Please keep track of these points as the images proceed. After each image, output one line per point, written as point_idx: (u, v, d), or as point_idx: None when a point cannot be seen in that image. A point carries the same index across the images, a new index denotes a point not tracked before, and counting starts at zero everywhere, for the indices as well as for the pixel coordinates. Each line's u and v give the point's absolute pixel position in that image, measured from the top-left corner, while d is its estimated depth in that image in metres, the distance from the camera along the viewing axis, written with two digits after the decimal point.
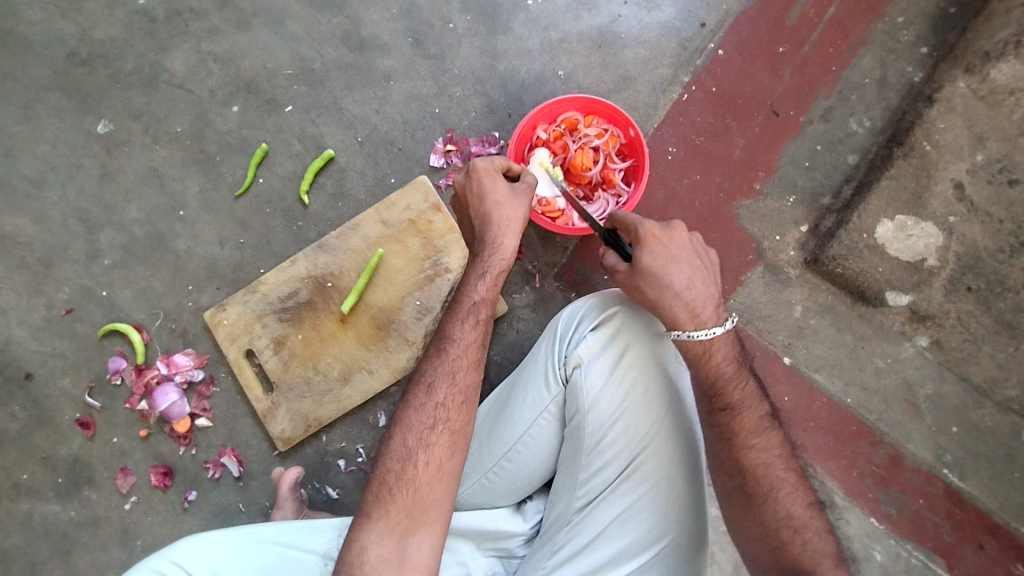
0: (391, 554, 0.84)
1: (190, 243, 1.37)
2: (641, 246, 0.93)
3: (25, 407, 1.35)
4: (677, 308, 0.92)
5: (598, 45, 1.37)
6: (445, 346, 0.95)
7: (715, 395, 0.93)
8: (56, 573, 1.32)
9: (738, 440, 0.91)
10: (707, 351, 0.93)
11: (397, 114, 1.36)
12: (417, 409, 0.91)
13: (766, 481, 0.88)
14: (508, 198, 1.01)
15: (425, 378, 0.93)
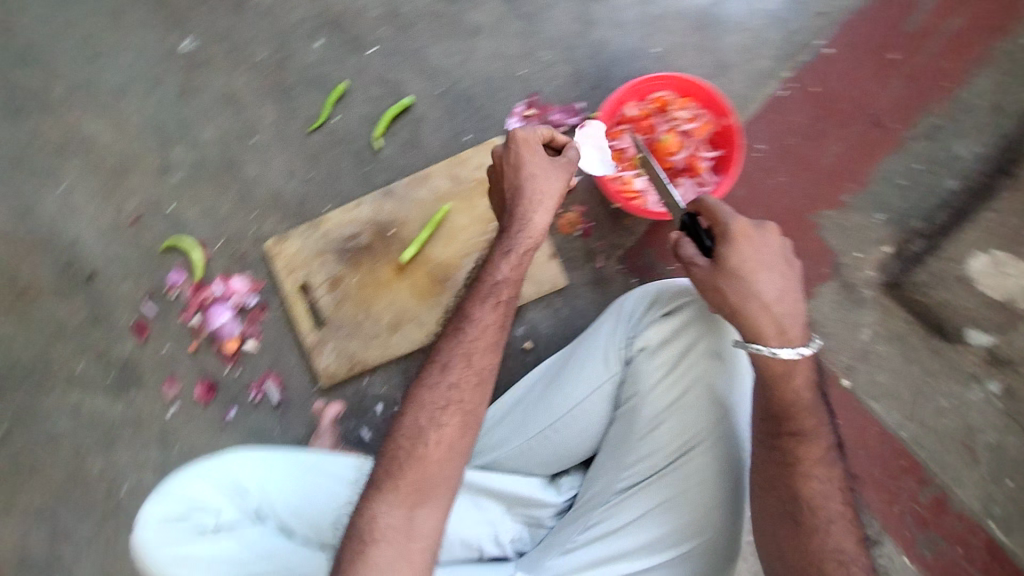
0: (399, 524, 0.84)
1: (258, 170, 1.36)
2: (728, 243, 0.87)
3: (85, 305, 1.39)
4: (765, 321, 0.87)
5: (699, 27, 1.26)
6: (464, 325, 0.95)
7: (787, 419, 0.89)
8: (99, 463, 1.40)
9: (802, 467, 0.88)
10: (789, 372, 0.87)
11: (481, 70, 1.31)
12: (430, 387, 0.91)
13: (822, 513, 0.86)
14: (544, 172, 0.98)
15: (442, 356, 0.93)
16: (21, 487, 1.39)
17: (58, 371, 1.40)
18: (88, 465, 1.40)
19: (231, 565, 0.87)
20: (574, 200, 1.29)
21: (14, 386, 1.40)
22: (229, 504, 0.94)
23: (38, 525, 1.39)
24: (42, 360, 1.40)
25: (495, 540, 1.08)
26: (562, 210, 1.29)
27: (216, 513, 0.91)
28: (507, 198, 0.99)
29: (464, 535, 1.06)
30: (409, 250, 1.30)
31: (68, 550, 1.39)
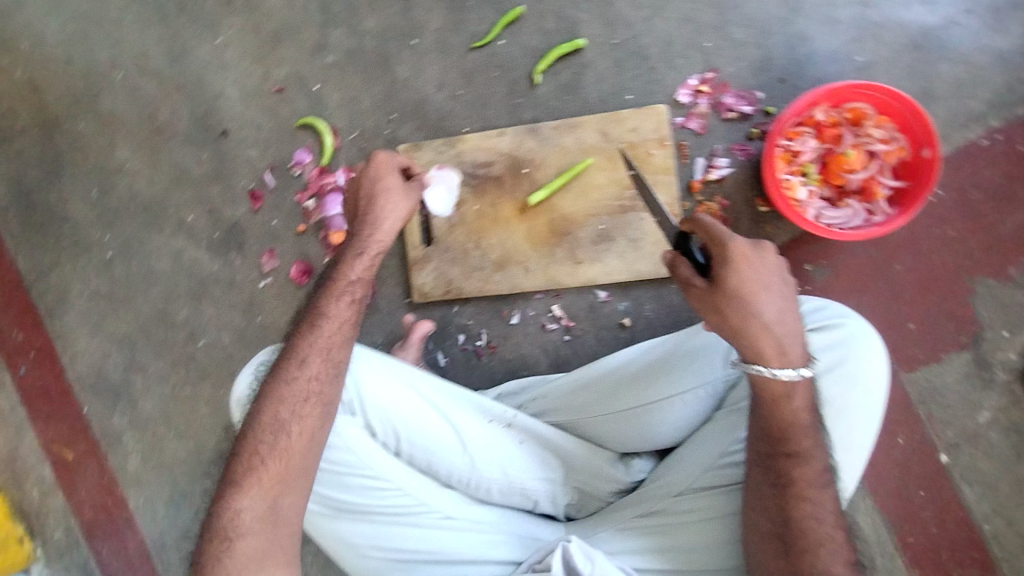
0: (263, 516, 0.86)
1: (410, 74, 1.34)
2: (730, 265, 0.80)
3: (211, 158, 1.43)
4: (766, 343, 0.82)
5: (915, 47, 1.14)
6: (319, 321, 0.97)
7: (784, 439, 0.85)
8: (185, 310, 1.45)
9: (793, 489, 0.85)
10: (789, 393, 0.84)
11: (666, 31, 1.23)
12: (287, 383, 0.93)
13: (811, 536, 0.83)
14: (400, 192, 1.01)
15: (298, 353, 0.95)
16: (113, 311, 1.47)
17: (170, 214, 1.44)
18: (175, 310, 1.45)
19: None
20: (720, 192, 1.21)
21: (130, 218, 1.45)
22: None
23: (118, 350, 1.47)
24: (158, 200, 1.44)
25: (551, 499, 1.08)
26: (704, 198, 1.22)
27: None
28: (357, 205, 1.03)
29: (524, 485, 1.06)
30: (538, 194, 1.26)
31: (139, 382, 1.46)
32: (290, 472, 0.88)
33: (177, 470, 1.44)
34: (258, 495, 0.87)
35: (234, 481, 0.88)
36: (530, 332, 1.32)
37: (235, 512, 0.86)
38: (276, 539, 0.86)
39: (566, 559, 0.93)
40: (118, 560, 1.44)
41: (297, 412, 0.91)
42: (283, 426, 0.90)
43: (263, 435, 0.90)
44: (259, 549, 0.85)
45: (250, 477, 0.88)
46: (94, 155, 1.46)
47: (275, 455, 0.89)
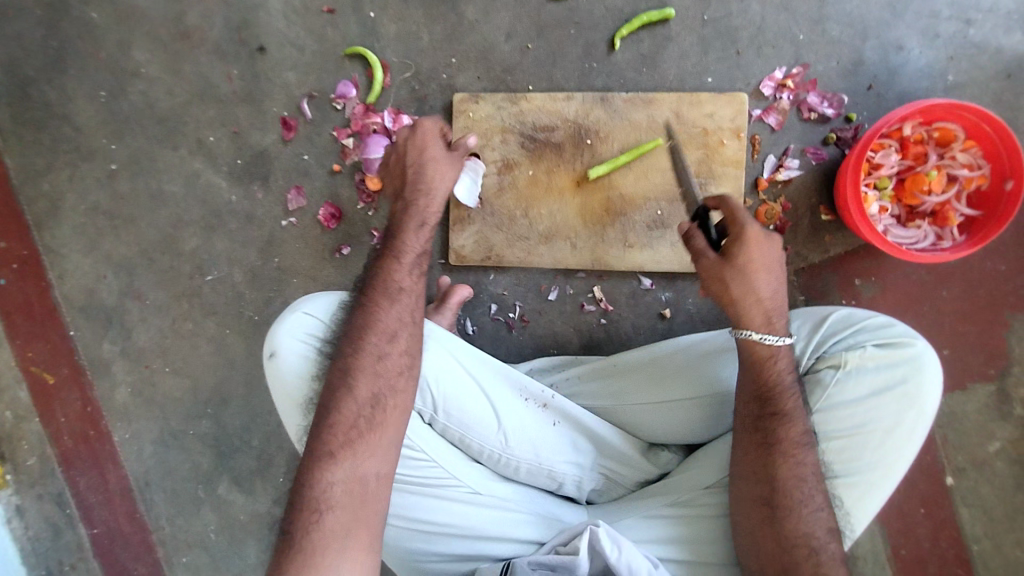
0: (352, 488, 0.81)
1: (479, 17, 1.24)
2: (743, 242, 0.86)
3: (243, 76, 1.30)
4: (757, 312, 0.86)
5: (1006, 74, 1.14)
6: (396, 298, 0.91)
7: (774, 399, 0.85)
8: (194, 239, 1.32)
9: (780, 449, 0.84)
10: (774, 356, 0.86)
11: (758, 16, 1.18)
12: (375, 356, 0.88)
13: (796, 495, 0.82)
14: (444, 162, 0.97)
15: (384, 326, 0.89)
16: (114, 229, 1.34)
17: (189, 131, 1.32)
18: (182, 238, 1.32)
19: None
20: (784, 194, 1.18)
21: (142, 129, 1.33)
22: None
23: (115, 272, 1.34)
24: (177, 113, 1.32)
25: (577, 482, 0.99)
26: (767, 197, 1.18)
27: None
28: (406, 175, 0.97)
29: (553, 466, 0.97)
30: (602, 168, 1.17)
31: (136, 310, 1.34)
32: (382, 446, 0.84)
33: (169, 409, 1.33)
34: (343, 466, 0.82)
35: (327, 450, 0.83)
36: (566, 311, 1.25)
37: (325, 484, 0.80)
38: (360, 514, 0.80)
39: (593, 545, 0.84)
40: (97, 495, 1.35)
41: (388, 385, 0.87)
42: (376, 400, 0.86)
43: (357, 408, 0.85)
44: (345, 523, 0.79)
45: (344, 449, 0.82)
46: (107, 53, 1.33)
47: (369, 428, 0.84)
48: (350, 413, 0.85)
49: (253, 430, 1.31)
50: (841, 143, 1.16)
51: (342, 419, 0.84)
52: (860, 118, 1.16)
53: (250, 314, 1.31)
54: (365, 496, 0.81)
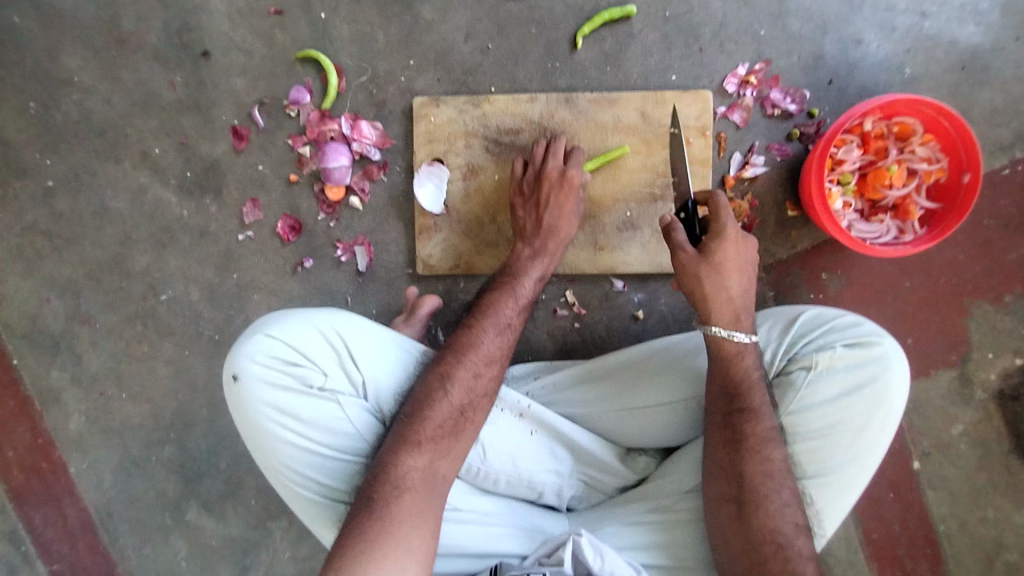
0: (423, 479, 0.79)
1: (436, 17, 1.20)
2: (720, 241, 0.90)
3: (188, 83, 1.22)
4: (725, 308, 0.88)
5: (960, 66, 1.15)
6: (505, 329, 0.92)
7: (740, 394, 0.85)
8: (144, 257, 1.25)
9: (746, 445, 0.84)
10: (741, 352, 0.87)
11: (719, 12, 1.17)
12: (470, 373, 0.86)
13: (762, 489, 0.82)
14: (568, 215, 1.07)
15: (485, 349, 0.89)
16: (55, 250, 1.25)
17: (132, 143, 1.24)
18: (131, 257, 1.25)
19: (327, 435, 0.85)
20: (751, 190, 1.18)
21: (79, 141, 1.24)
22: (338, 370, 0.86)
23: (59, 296, 1.26)
24: (118, 124, 1.24)
25: (557, 491, 0.97)
26: (735, 195, 1.18)
27: (323, 375, 0.85)
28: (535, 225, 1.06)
29: (532, 476, 0.95)
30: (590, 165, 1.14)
31: (85, 335, 1.26)
32: (457, 451, 0.82)
33: (127, 438, 1.26)
34: (425, 454, 0.80)
35: (410, 437, 0.81)
36: (539, 317, 1.23)
37: (401, 466, 0.79)
38: (426, 507, 0.77)
39: (576, 555, 0.83)
40: (56, 529, 1.28)
41: (476, 403, 0.86)
42: (463, 410, 0.84)
43: (447, 410, 0.83)
44: (415, 509, 0.77)
45: (430, 443, 0.81)
46: (36, 61, 1.23)
47: (451, 432, 0.83)
48: (439, 413, 0.83)
49: (219, 454, 1.26)
50: (804, 139, 1.16)
51: (432, 417, 0.83)
52: (823, 113, 1.16)
53: (210, 334, 1.24)
54: (433, 489, 0.79)
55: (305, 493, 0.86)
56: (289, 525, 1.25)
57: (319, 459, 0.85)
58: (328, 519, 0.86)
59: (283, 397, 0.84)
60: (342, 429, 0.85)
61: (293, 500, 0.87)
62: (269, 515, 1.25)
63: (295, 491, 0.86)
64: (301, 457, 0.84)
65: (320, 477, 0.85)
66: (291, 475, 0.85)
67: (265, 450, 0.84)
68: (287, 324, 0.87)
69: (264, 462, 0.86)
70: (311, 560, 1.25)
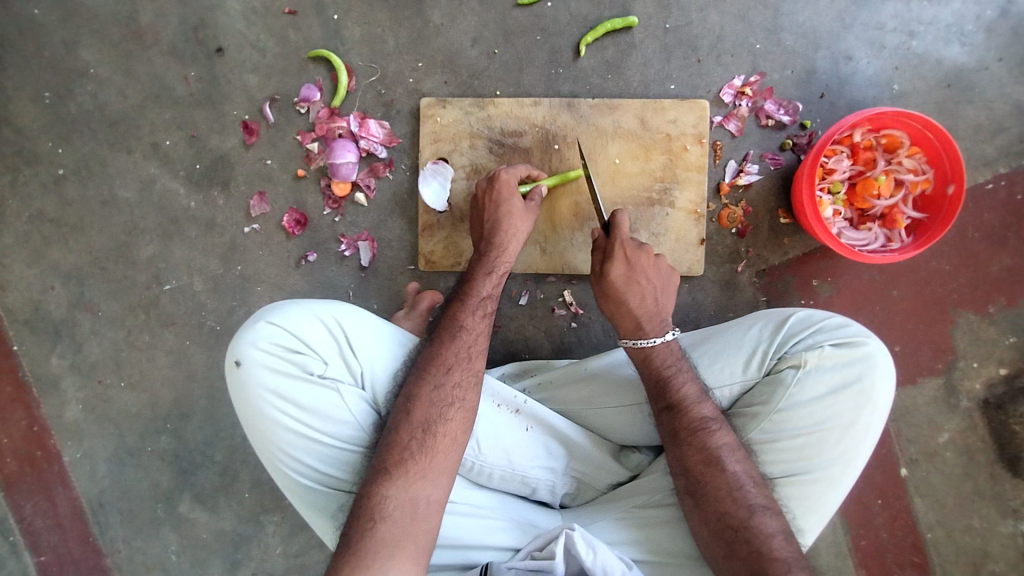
0: (404, 505, 0.80)
1: (445, 22, 1.24)
2: (617, 261, 0.99)
3: (201, 78, 1.26)
4: (629, 320, 0.98)
5: (946, 84, 1.20)
6: (457, 333, 0.93)
7: (660, 393, 0.92)
8: (150, 246, 1.27)
9: (681, 437, 0.89)
10: (648, 355, 0.95)
11: (717, 26, 1.22)
12: (432, 387, 0.87)
13: (710, 477, 0.86)
14: (520, 212, 1.06)
15: (444, 359, 0.90)
16: (62, 237, 1.27)
17: (143, 135, 1.26)
18: (138, 246, 1.27)
19: (327, 423, 0.86)
20: (745, 197, 1.22)
21: (91, 132, 1.27)
22: (338, 359, 0.88)
23: (63, 283, 1.27)
24: (130, 116, 1.26)
25: (550, 487, 0.98)
26: (729, 202, 1.22)
27: (324, 363, 0.87)
28: (486, 229, 1.05)
29: (525, 472, 0.96)
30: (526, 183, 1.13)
31: (88, 322, 1.27)
32: (433, 470, 0.83)
33: (125, 426, 1.27)
34: (398, 482, 0.81)
35: (383, 467, 0.83)
36: (537, 315, 1.25)
37: (382, 497, 0.80)
38: (410, 532, 0.78)
39: (568, 548, 0.84)
40: (45, 519, 1.28)
41: (440, 414, 0.86)
42: (428, 426, 0.85)
43: (409, 431, 0.84)
44: (397, 534, 0.78)
45: (399, 468, 0.82)
46: (53, 52, 1.26)
47: (420, 451, 0.83)
48: (403, 435, 0.84)
49: (216, 445, 1.26)
50: (797, 149, 1.20)
51: (397, 443, 0.84)
52: (815, 126, 1.21)
53: (212, 324, 1.26)
54: (416, 515, 0.80)
55: (302, 480, 0.87)
56: (283, 516, 1.26)
57: (317, 447, 0.86)
58: (325, 508, 0.87)
59: (285, 384, 0.85)
60: (342, 417, 0.86)
61: (291, 487, 0.88)
62: (263, 508, 1.26)
63: (293, 477, 0.87)
64: (301, 444, 0.86)
65: (319, 465, 0.86)
66: (289, 462, 0.86)
67: (265, 437, 0.85)
68: (289, 312, 0.88)
69: (262, 449, 0.87)
70: (303, 556, 1.25)
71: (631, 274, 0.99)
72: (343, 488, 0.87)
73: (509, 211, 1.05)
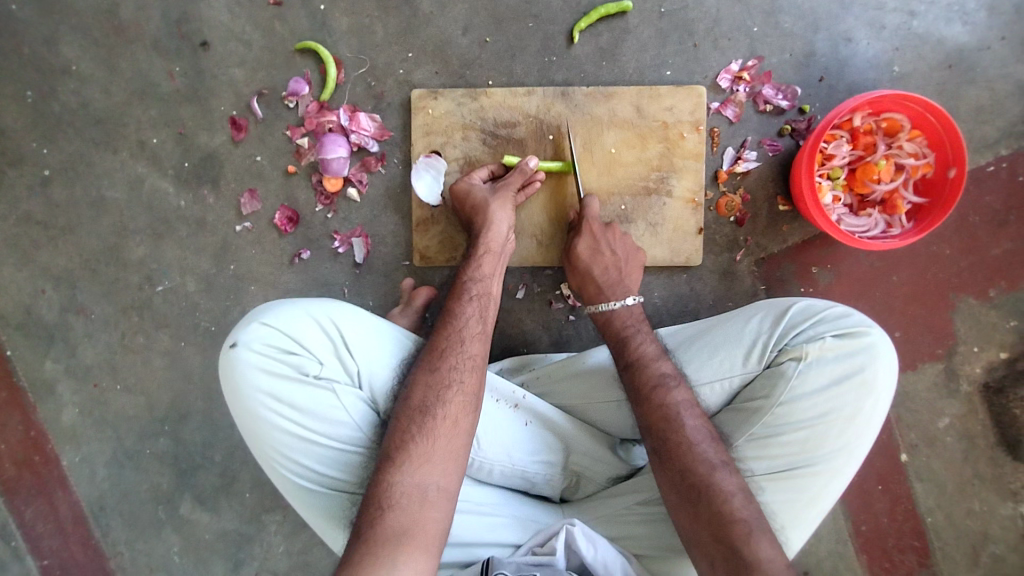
0: (412, 490, 0.79)
1: (435, 10, 1.21)
2: (580, 235, 1.11)
3: (186, 73, 1.23)
4: (590, 285, 1.09)
5: (948, 64, 1.18)
6: (450, 319, 0.95)
7: (620, 352, 0.99)
8: (141, 247, 1.25)
9: (641, 395, 0.92)
10: (609, 317, 1.04)
11: (714, 9, 1.19)
12: (429, 371, 0.88)
13: (671, 433, 0.88)
14: (489, 200, 1.08)
15: (440, 344, 0.91)
16: (51, 240, 1.25)
17: (129, 133, 1.24)
18: (128, 247, 1.25)
19: (324, 424, 0.85)
20: (744, 185, 1.20)
21: (75, 131, 1.24)
22: (334, 359, 0.87)
23: (55, 286, 1.26)
24: (115, 114, 1.24)
25: (550, 482, 0.98)
26: (727, 189, 1.20)
27: (319, 364, 0.85)
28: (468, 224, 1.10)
29: (525, 468, 0.96)
30: (515, 156, 1.17)
31: (81, 325, 1.26)
32: (437, 456, 0.82)
33: (123, 428, 1.27)
34: (405, 471, 0.81)
35: (389, 457, 0.82)
36: (534, 309, 1.24)
37: (390, 484, 0.80)
38: (418, 520, 0.77)
39: (569, 543, 0.84)
40: (47, 523, 1.28)
41: (439, 398, 0.85)
42: (427, 409, 0.85)
43: (410, 416, 0.84)
44: (406, 522, 0.77)
45: (403, 455, 0.82)
46: (32, 50, 1.23)
47: (421, 435, 0.83)
48: (404, 422, 0.84)
49: (215, 444, 1.26)
50: (796, 135, 1.18)
51: (399, 431, 0.84)
52: (813, 110, 1.19)
53: (207, 325, 1.25)
54: (424, 502, 0.79)
55: (301, 482, 0.86)
56: (286, 513, 1.26)
57: (315, 449, 0.85)
58: (326, 507, 0.87)
59: (279, 385, 0.84)
60: (339, 418, 0.85)
61: (288, 488, 0.87)
62: (265, 506, 1.26)
63: (292, 479, 0.86)
64: (298, 445, 0.85)
65: (317, 466, 0.86)
66: (286, 463, 0.85)
67: (260, 439, 0.85)
68: (282, 313, 0.87)
69: (258, 451, 0.86)
70: (306, 552, 1.26)
71: (593, 245, 1.10)
72: (342, 487, 0.87)
73: (481, 207, 1.07)
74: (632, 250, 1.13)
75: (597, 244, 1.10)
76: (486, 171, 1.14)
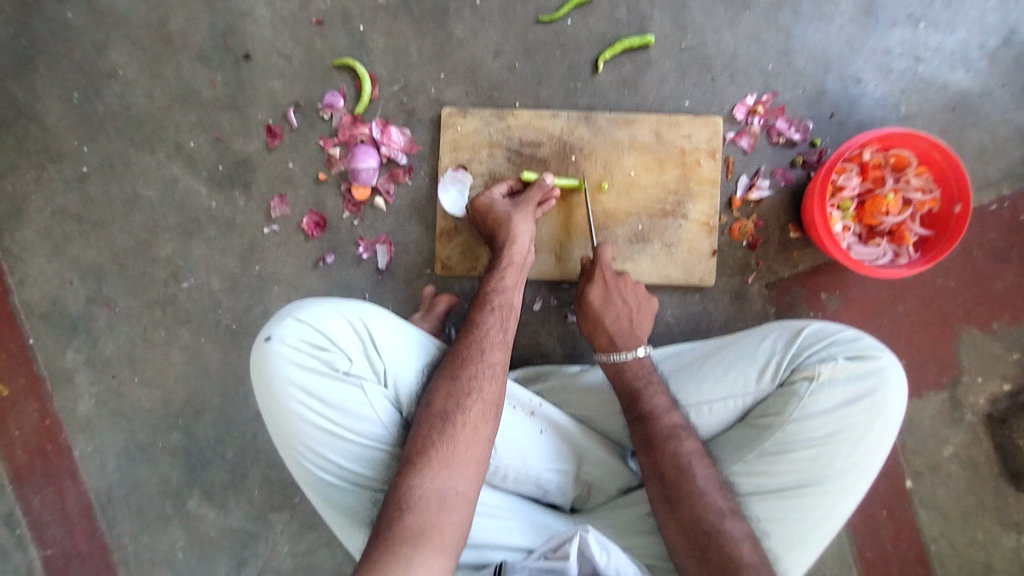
0: (432, 496, 0.80)
1: (468, 35, 1.28)
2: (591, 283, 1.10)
3: (228, 81, 1.29)
4: (600, 334, 1.05)
5: (951, 107, 1.25)
6: (472, 328, 0.97)
7: (631, 404, 0.97)
8: (170, 244, 1.28)
9: (653, 446, 0.92)
10: (620, 368, 1.01)
11: (731, 46, 1.26)
12: (451, 380, 0.90)
13: (682, 485, 0.88)
14: (507, 211, 1.12)
15: (462, 353, 0.93)
16: (83, 234, 1.29)
17: (169, 135, 1.29)
18: (157, 244, 1.28)
19: (349, 419, 0.86)
20: (756, 212, 1.24)
21: (117, 131, 1.29)
22: (362, 357, 0.89)
23: (82, 278, 1.28)
24: (156, 116, 1.29)
25: (561, 491, 0.99)
26: (741, 215, 1.25)
27: (348, 360, 0.88)
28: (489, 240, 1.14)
29: (538, 474, 0.97)
30: (533, 172, 1.22)
31: (104, 318, 1.28)
32: (456, 462, 0.83)
33: (136, 423, 1.27)
34: (426, 476, 0.82)
35: (409, 459, 0.84)
36: (550, 322, 1.26)
37: (409, 486, 0.81)
38: (435, 524, 0.78)
39: (582, 550, 0.82)
40: (51, 516, 1.27)
41: (459, 404, 0.87)
42: (446, 415, 0.86)
43: (430, 421, 0.86)
44: (423, 525, 0.78)
45: (422, 461, 0.83)
46: (84, 53, 1.30)
47: (441, 440, 0.84)
48: (424, 427, 0.86)
49: (226, 443, 1.26)
50: (807, 166, 1.24)
51: (420, 436, 0.85)
52: (824, 144, 1.25)
53: (228, 323, 1.27)
54: (442, 506, 0.80)
55: (323, 477, 0.87)
56: (291, 517, 1.25)
57: (339, 445, 0.86)
58: (345, 503, 0.88)
59: (310, 379, 0.86)
60: (365, 414, 0.87)
61: (309, 483, 0.88)
62: (272, 506, 1.25)
63: (314, 473, 0.87)
64: (323, 440, 0.86)
65: (340, 462, 0.87)
66: (310, 457, 0.87)
67: (287, 432, 0.86)
68: (315, 310, 0.89)
69: (284, 444, 0.87)
70: (308, 558, 1.24)
71: (603, 294, 1.08)
72: (363, 484, 0.88)
73: (502, 219, 1.11)
74: (645, 297, 1.11)
75: (608, 294, 1.09)
76: (505, 185, 1.18)
